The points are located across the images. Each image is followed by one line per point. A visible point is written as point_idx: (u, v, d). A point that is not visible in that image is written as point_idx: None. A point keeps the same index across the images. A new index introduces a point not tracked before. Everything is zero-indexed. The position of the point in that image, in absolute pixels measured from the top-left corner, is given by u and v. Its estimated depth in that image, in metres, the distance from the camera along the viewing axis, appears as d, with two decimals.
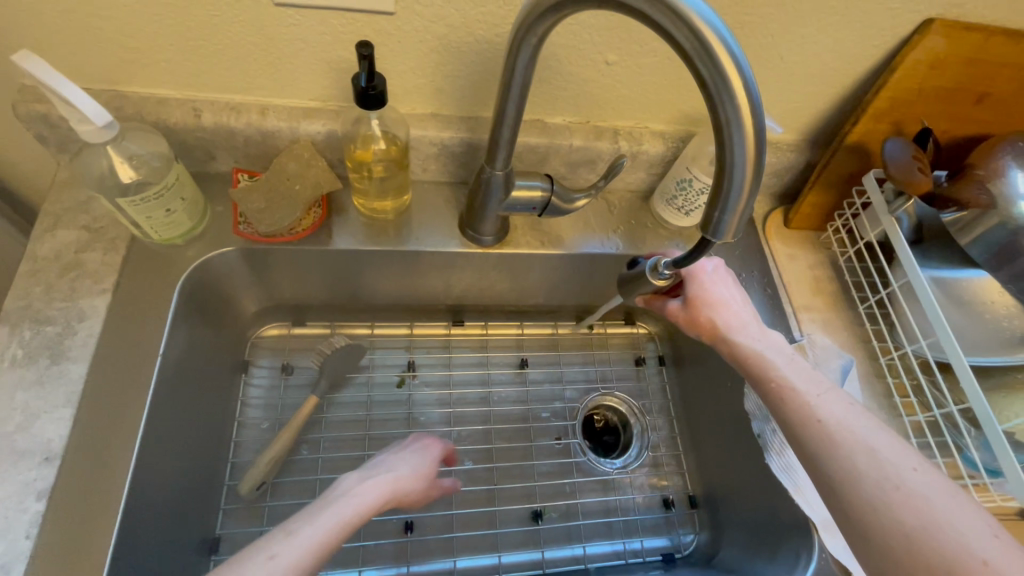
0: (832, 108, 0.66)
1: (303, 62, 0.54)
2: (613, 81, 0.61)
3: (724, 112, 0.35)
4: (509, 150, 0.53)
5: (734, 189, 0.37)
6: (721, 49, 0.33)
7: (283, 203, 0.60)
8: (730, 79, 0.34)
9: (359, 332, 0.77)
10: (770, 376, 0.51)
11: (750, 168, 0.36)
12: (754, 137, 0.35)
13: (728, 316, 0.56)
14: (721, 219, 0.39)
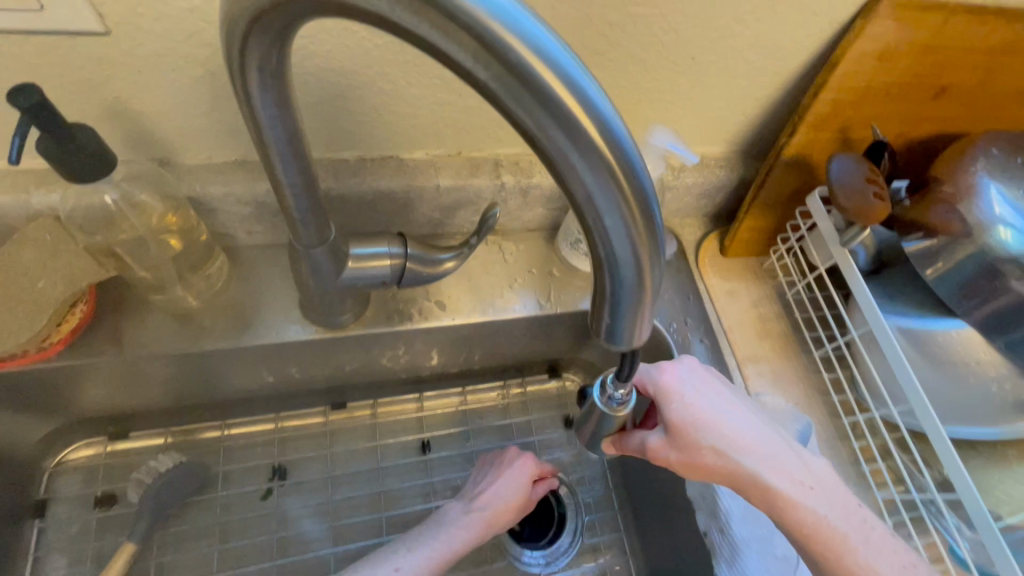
0: (763, 115, 0.53)
1: (2, 112, 0.37)
2: (478, 102, 0.45)
3: (579, 182, 0.20)
4: (320, 220, 0.37)
5: (627, 293, 0.23)
6: (548, 74, 0.18)
7: (13, 311, 0.41)
8: (578, 129, 0.19)
9: (206, 436, 0.60)
10: (833, 540, 0.42)
11: (644, 257, 0.22)
12: (641, 214, 0.21)
13: (749, 459, 0.43)
14: (618, 329, 0.25)
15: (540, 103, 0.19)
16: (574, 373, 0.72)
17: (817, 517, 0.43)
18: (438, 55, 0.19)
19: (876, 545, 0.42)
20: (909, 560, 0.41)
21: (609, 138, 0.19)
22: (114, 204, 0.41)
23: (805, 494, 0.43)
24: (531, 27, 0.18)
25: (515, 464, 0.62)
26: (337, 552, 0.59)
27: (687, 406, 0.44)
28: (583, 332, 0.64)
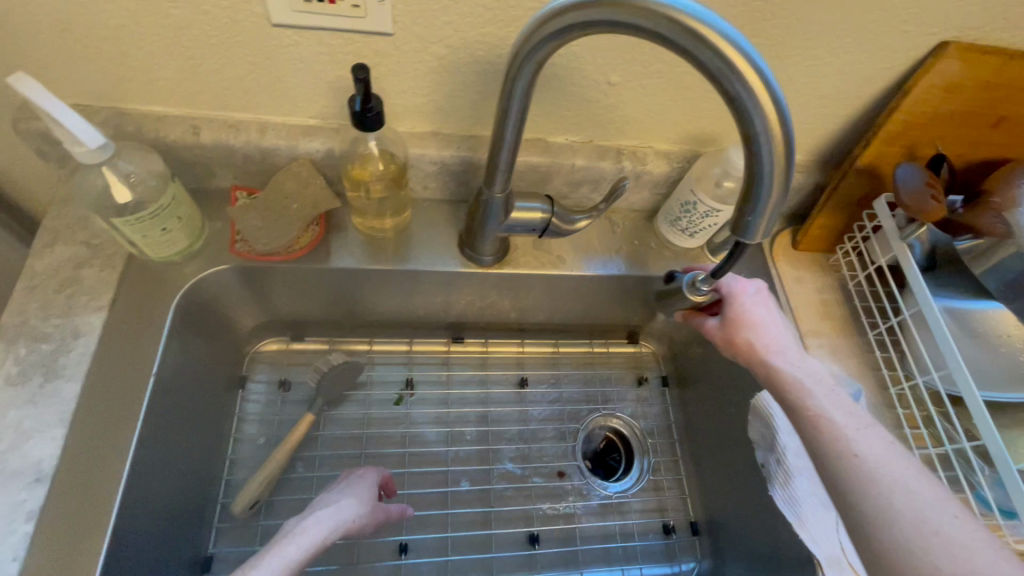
0: (842, 130, 0.64)
1: (303, 81, 0.54)
2: (617, 101, 0.60)
3: (753, 127, 0.35)
4: (509, 173, 0.52)
5: (768, 198, 0.37)
6: (748, 66, 0.33)
7: (280, 221, 0.59)
8: (759, 94, 0.34)
9: (357, 348, 0.76)
10: (806, 406, 0.50)
11: (779, 177, 0.36)
12: (783, 148, 0.35)
13: (760, 337, 0.56)
14: (752, 228, 0.40)
15: (740, 79, 0.33)
16: (649, 341, 0.84)
17: (792, 376, 0.53)
18: (683, 52, 0.34)
19: (835, 400, 0.50)
20: (863, 418, 0.48)
21: (775, 103, 0.34)
22: (373, 151, 0.57)
23: (793, 365, 0.54)
24: (742, 40, 0.33)
25: (355, 471, 0.63)
26: (451, 452, 0.73)
27: (742, 304, 0.59)
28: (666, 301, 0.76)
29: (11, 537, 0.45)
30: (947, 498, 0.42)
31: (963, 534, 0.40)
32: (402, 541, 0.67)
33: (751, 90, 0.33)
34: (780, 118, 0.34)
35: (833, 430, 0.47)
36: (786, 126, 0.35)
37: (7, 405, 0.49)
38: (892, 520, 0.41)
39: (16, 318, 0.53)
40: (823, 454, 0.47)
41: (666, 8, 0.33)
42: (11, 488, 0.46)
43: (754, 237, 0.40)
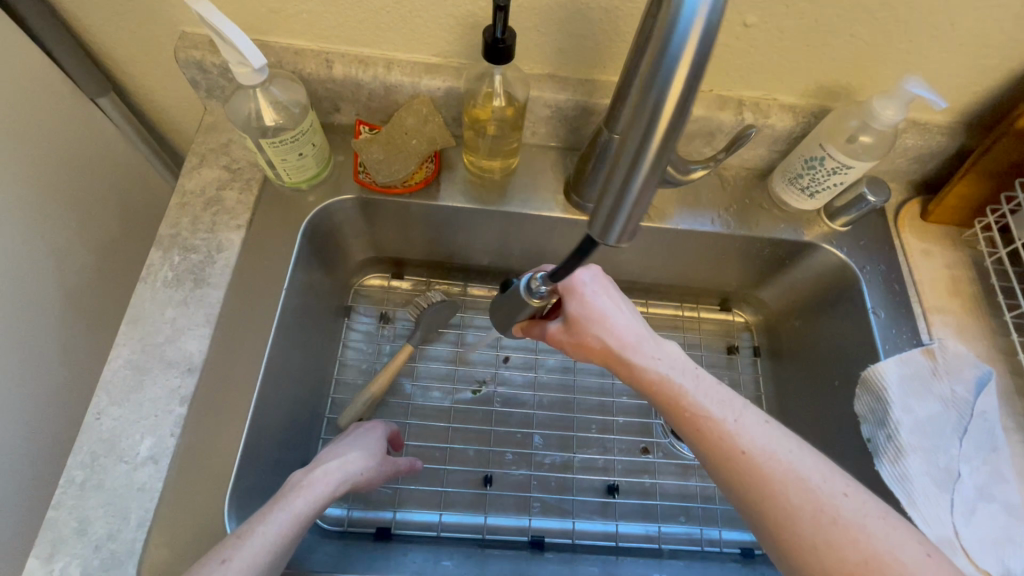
0: (1002, 86, 0.58)
1: (432, 17, 0.55)
2: (748, 46, 0.56)
3: (648, 97, 0.33)
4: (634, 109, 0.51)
5: (636, 180, 0.36)
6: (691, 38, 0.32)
7: (399, 155, 0.61)
8: (676, 58, 0.32)
9: (453, 291, 0.79)
10: (683, 406, 0.47)
11: (631, 159, 0.35)
12: (663, 131, 0.34)
13: (611, 334, 0.51)
14: (612, 218, 0.38)
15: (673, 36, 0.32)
16: (743, 310, 0.81)
17: (658, 374, 0.49)
18: None
19: (702, 389, 0.47)
20: (731, 402, 0.47)
21: (679, 90, 0.33)
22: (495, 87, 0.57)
23: (656, 360, 0.50)
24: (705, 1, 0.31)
25: (363, 425, 0.62)
26: (535, 396, 0.75)
27: (581, 297, 0.52)
28: (769, 266, 0.73)
29: (169, 416, 0.51)
30: (833, 476, 0.41)
31: (857, 512, 0.39)
32: (487, 473, 0.70)
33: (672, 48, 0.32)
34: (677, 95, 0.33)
35: (713, 429, 0.45)
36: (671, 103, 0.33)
37: (164, 304, 0.56)
38: (798, 526, 0.40)
39: (170, 229, 0.59)
40: (709, 455, 0.45)
41: None
42: (169, 374, 0.53)
43: (607, 230, 0.38)
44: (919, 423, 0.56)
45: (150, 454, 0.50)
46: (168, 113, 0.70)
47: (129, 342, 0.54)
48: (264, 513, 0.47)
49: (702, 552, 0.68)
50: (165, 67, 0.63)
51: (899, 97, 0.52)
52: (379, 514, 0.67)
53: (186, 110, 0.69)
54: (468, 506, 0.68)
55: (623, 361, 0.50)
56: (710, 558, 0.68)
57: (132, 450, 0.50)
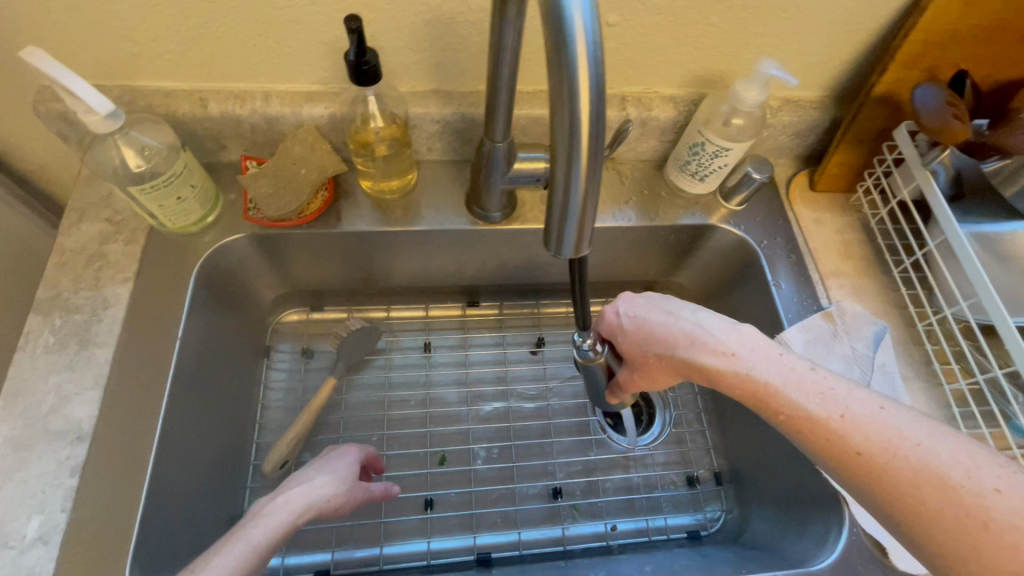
0: (856, 58, 0.62)
1: (300, 45, 0.54)
2: (618, 44, 0.58)
3: (559, 124, 0.32)
4: (509, 117, 0.52)
5: (574, 205, 0.35)
6: (581, 57, 0.30)
7: (290, 188, 0.60)
8: (573, 62, 0.30)
9: (376, 315, 0.77)
10: (776, 408, 0.45)
11: (564, 186, 0.34)
12: (588, 141, 0.32)
13: (675, 343, 0.53)
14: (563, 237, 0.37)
15: (567, 62, 0.30)
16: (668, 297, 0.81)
17: (739, 374, 0.48)
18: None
19: (793, 380, 0.45)
20: (833, 392, 0.43)
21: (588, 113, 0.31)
22: (373, 108, 0.57)
23: (729, 357, 0.49)
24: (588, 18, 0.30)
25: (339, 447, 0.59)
26: (471, 411, 0.74)
27: (625, 329, 0.57)
28: (682, 252, 0.75)
29: (58, 490, 0.48)
30: (980, 471, 0.37)
31: (1014, 509, 0.35)
32: (428, 496, 0.68)
33: (568, 54, 0.30)
34: (590, 101, 0.31)
35: (819, 430, 0.42)
36: (589, 112, 0.31)
37: (47, 372, 0.52)
38: (939, 530, 0.37)
39: (49, 292, 0.56)
40: (823, 458, 0.43)
41: None
42: (57, 445, 0.49)
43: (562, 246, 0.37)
44: None
45: (39, 534, 0.46)
46: (44, 170, 0.66)
47: (9, 417, 0.50)
48: (218, 548, 0.46)
49: (650, 541, 0.69)
50: (29, 123, 0.60)
51: (757, 78, 0.55)
52: (317, 556, 0.64)
53: (63, 165, 0.66)
54: (410, 533, 0.67)
55: (696, 368, 0.51)
56: (659, 546, 0.68)
57: (18, 533, 0.46)
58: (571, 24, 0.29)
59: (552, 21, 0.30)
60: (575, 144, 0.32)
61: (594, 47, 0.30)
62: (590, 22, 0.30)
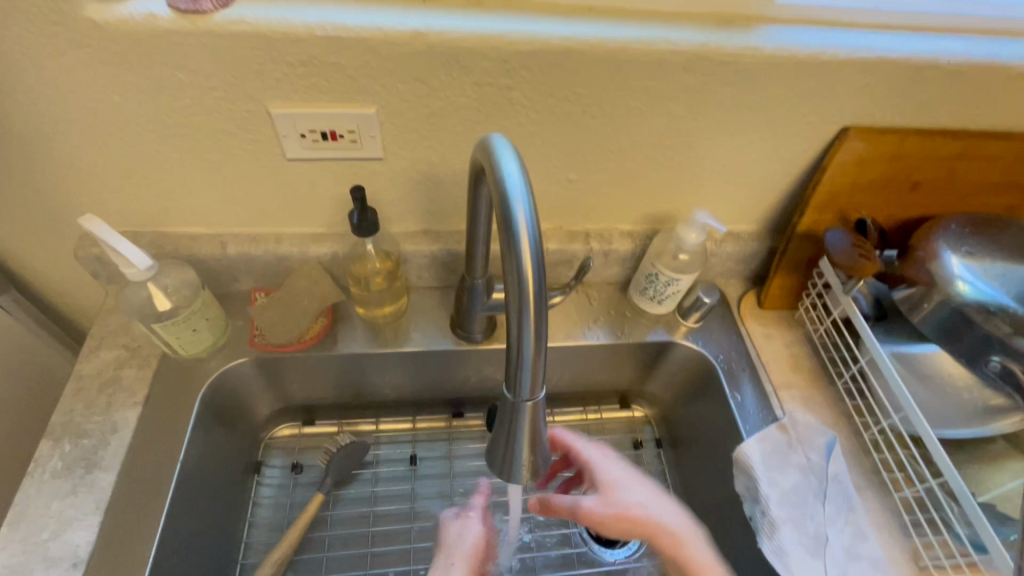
0: (781, 202, 0.73)
1: (310, 200, 0.64)
2: (579, 195, 0.69)
3: (510, 296, 0.35)
4: (486, 259, 0.59)
5: (525, 364, 0.36)
6: (525, 243, 0.34)
7: (292, 318, 0.68)
8: (517, 247, 0.34)
9: (364, 429, 0.81)
10: None
11: (516, 350, 0.36)
12: (534, 301, 0.34)
13: (655, 508, 0.59)
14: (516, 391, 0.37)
15: (513, 247, 0.34)
16: (640, 405, 0.88)
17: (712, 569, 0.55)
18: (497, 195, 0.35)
19: None
20: None
21: (534, 288, 0.34)
22: (368, 251, 0.66)
23: (704, 548, 0.57)
24: (529, 214, 0.34)
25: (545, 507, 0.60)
26: None
27: (600, 465, 0.64)
28: (649, 364, 0.82)
29: None
30: None
31: None
32: None
33: (512, 229, 0.34)
34: (532, 265, 0.34)
35: None
36: (532, 271, 0.34)
37: (51, 498, 0.55)
38: None
39: (63, 417, 0.61)
40: None
41: (497, 172, 0.36)
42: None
43: (518, 391, 0.37)
44: (785, 495, 0.63)
45: None
46: (70, 299, 0.73)
47: (8, 545, 0.53)
48: None
49: None
50: (66, 262, 0.68)
51: (698, 225, 0.65)
52: None
53: (88, 295, 0.73)
54: None
55: (671, 540, 0.57)
56: None
57: None
58: (514, 206, 0.34)
59: (499, 206, 0.35)
60: (522, 300, 0.34)
61: (534, 222, 0.34)
62: (528, 205, 0.34)
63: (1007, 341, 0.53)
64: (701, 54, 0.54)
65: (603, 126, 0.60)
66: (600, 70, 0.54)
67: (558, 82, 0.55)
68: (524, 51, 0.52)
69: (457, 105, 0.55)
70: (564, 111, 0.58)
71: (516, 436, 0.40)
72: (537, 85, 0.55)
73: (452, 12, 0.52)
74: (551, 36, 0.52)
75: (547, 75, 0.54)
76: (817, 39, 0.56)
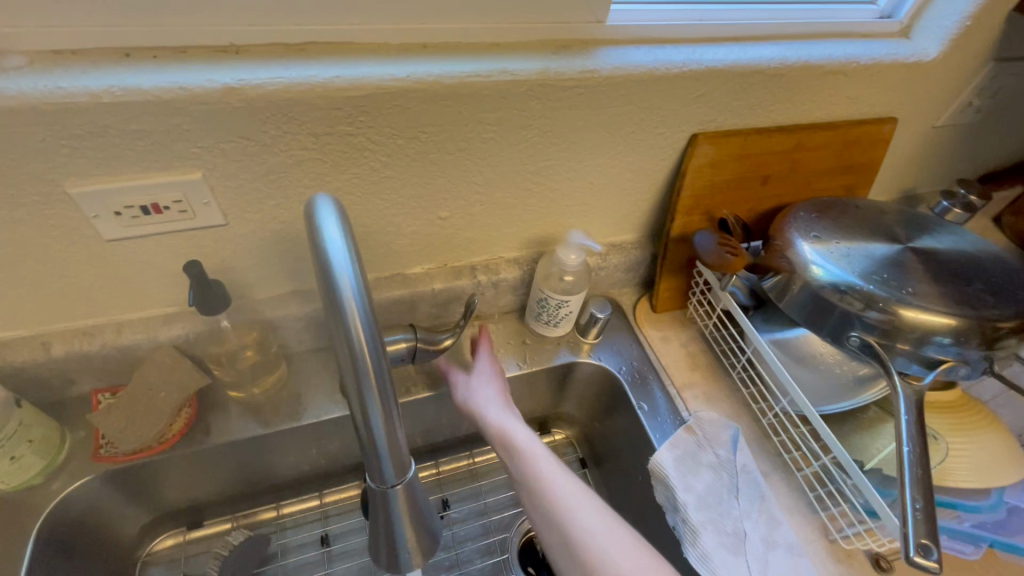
0: (653, 209, 0.75)
1: (148, 279, 0.57)
2: (455, 229, 0.67)
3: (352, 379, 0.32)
4: None
5: (382, 446, 0.34)
6: (356, 324, 0.31)
7: (146, 416, 0.58)
8: (349, 329, 0.31)
9: (264, 516, 0.73)
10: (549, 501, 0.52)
11: (369, 432, 0.34)
12: (376, 381, 0.32)
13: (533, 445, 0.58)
14: (381, 474, 0.35)
15: (344, 327, 0.31)
16: (560, 427, 0.87)
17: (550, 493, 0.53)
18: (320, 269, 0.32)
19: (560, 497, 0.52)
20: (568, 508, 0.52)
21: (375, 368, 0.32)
22: (228, 326, 0.59)
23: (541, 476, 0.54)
24: (357, 288, 0.31)
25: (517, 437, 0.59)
26: None
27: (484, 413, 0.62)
28: (559, 386, 0.81)
29: None
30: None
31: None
32: None
33: (341, 314, 0.31)
34: (367, 342, 0.31)
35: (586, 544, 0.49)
36: (369, 356, 0.32)
37: None
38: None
39: None
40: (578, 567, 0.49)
41: (318, 238, 0.32)
42: None
43: (382, 475, 0.35)
44: (700, 498, 0.63)
45: None
46: None
47: None
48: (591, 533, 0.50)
49: None
50: None
51: (575, 245, 0.65)
52: None
53: None
54: None
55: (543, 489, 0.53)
56: None
57: None
58: (338, 287, 0.31)
59: (324, 284, 0.31)
60: (362, 388, 0.32)
61: (364, 296, 0.31)
62: (355, 274, 0.31)
63: (860, 315, 0.57)
64: (542, 81, 0.54)
65: (462, 160, 0.58)
66: (444, 107, 0.52)
67: (403, 123, 0.52)
68: (358, 95, 0.48)
69: (297, 158, 0.51)
70: (417, 151, 0.55)
71: (393, 518, 0.38)
72: (382, 128, 0.52)
73: (272, 63, 0.48)
74: (383, 77, 0.49)
75: (389, 117, 0.51)
76: (650, 56, 0.58)
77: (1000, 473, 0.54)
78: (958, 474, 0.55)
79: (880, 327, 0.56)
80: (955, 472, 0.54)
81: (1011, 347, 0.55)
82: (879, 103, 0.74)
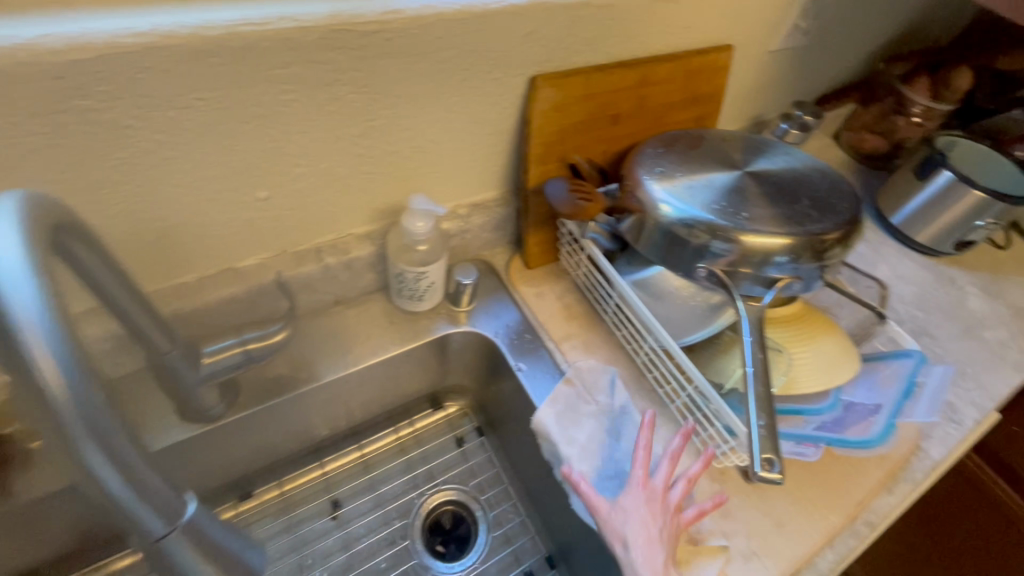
0: (510, 163, 0.71)
1: None
2: (284, 210, 0.59)
3: (56, 424, 0.29)
4: (164, 326, 0.48)
5: (122, 489, 0.32)
6: (39, 359, 0.28)
7: None
8: (32, 365, 0.28)
9: (121, 564, 0.63)
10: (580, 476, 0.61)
11: (105, 478, 0.31)
12: (80, 420, 0.29)
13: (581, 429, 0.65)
14: (140, 518, 0.33)
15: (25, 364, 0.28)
16: (454, 399, 0.83)
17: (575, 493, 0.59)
18: None
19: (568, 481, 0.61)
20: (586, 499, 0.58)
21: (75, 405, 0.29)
22: None
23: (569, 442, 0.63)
24: (38, 317, 0.28)
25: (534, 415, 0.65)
26: None
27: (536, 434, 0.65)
28: (442, 360, 0.77)
29: None
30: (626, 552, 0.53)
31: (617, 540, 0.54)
32: None
33: (18, 352, 0.28)
34: (55, 377, 0.29)
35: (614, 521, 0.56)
36: (65, 389, 0.29)
37: None
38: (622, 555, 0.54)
39: None
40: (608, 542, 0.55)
41: None
42: None
43: (140, 522, 0.33)
44: (583, 449, 0.63)
45: None
46: None
47: None
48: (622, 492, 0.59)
49: None
50: None
51: (420, 212, 0.61)
52: None
53: None
54: None
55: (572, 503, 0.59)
56: None
57: None
58: (11, 318, 0.28)
59: None
60: (65, 430, 0.29)
61: (49, 322, 0.29)
62: (33, 301, 0.29)
63: (707, 248, 0.57)
64: (335, 28, 0.46)
65: (263, 129, 0.50)
66: (215, 66, 0.43)
67: (165, 90, 0.43)
68: (84, 61, 0.38)
69: (26, 147, 0.40)
70: (199, 123, 0.46)
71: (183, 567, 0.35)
72: (136, 99, 0.42)
73: None
74: (115, 32, 0.39)
75: (142, 84, 0.41)
76: None
77: (837, 376, 0.58)
78: (803, 381, 0.58)
79: (725, 256, 0.57)
80: (800, 379, 0.58)
81: (837, 256, 0.58)
82: (713, 30, 0.73)
